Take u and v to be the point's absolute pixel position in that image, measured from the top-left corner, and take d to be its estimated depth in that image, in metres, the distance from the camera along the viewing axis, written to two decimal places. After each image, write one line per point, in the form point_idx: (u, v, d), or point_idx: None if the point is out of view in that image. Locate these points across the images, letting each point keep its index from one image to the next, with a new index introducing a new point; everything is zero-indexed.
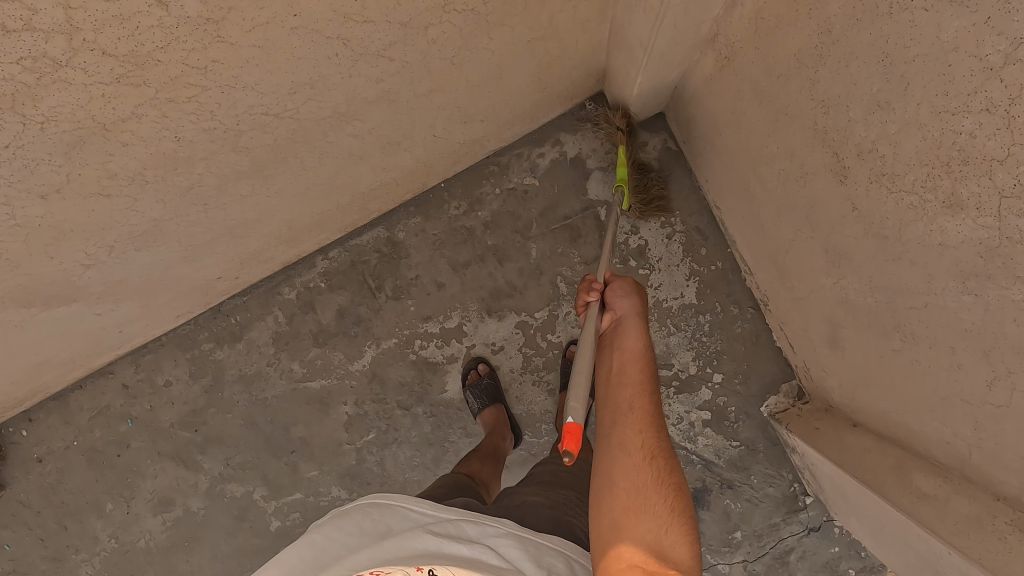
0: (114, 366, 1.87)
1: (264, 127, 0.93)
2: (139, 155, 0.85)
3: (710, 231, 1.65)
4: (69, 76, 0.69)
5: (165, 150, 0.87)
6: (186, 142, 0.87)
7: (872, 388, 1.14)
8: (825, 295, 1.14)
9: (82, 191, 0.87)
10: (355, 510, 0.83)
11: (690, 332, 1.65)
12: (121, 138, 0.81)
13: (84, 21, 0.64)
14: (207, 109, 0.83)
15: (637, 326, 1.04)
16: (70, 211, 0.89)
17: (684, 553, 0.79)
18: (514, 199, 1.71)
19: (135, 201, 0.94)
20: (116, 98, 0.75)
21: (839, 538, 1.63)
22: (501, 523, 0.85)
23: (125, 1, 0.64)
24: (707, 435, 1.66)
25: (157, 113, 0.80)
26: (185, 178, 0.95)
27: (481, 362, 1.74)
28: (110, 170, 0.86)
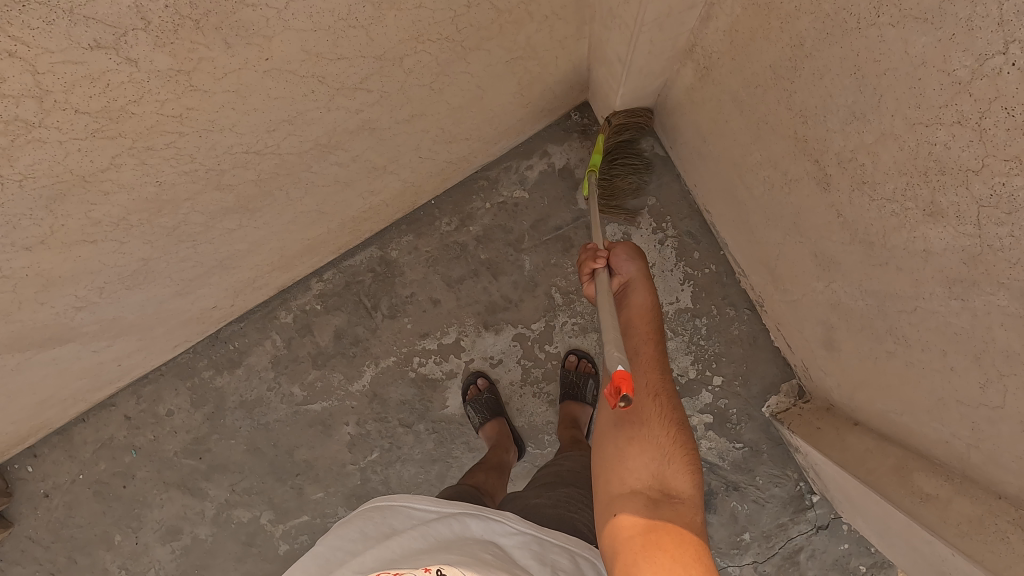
0: (115, 398, 1.88)
1: (246, 164, 0.93)
2: (122, 202, 0.86)
3: (702, 234, 1.65)
4: (44, 136, 0.70)
5: (147, 194, 0.87)
6: (168, 185, 0.88)
7: (870, 389, 1.14)
8: (818, 298, 1.14)
9: (68, 239, 0.87)
10: (358, 517, 0.83)
11: (688, 336, 1.65)
12: (101, 188, 0.81)
13: (53, 84, 0.64)
14: (187, 153, 0.84)
15: (646, 285, 1.03)
16: (57, 259, 0.89)
17: (679, 543, 0.74)
18: (505, 213, 1.71)
19: (122, 244, 0.94)
20: (94, 151, 0.75)
21: (848, 535, 1.62)
22: (507, 515, 0.84)
23: (93, 62, 0.65)
24: (710, 438, 1.65)
25: (136, 161, 0.80)
26: (171, 218, 0.95)
27: (480, 377, 1.73)
28: (94, 218, 0.86)
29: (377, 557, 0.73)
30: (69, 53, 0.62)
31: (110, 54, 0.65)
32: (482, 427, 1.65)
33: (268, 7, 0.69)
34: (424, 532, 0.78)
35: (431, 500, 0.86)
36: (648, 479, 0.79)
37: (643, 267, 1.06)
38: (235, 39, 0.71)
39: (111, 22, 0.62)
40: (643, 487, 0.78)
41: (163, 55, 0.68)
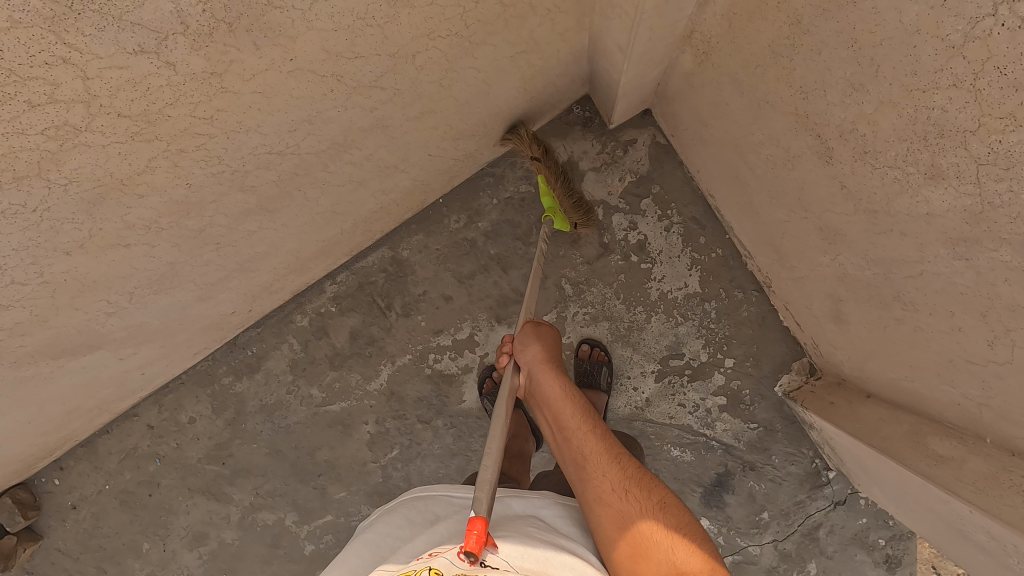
0: (138, 408, 1.91)
1: (268, 165, 0.96)
2: (154, 205, 0.89)
3: (707, 220, 1.67)
4: (90, 140, 0.73)
5: (177, 196, 0.90)
6: (196, 187, 0.91)
7: (880, 358, 1.17)
8: (825, 273, 1.17)
9: (104, 244, 0.90)
10: (401, 505, 0.88)
11: (698, 320, 1.68)
12: (137, 191, 0.85)
13: (101, 88, 0.68)
14: (214, 155, 0.87)
15: (548, 370, 1.07)
16: (93, 264, 0.93)
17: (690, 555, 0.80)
18: (512, 208, 1.75)
19: (152, 247, 0.98)
20: (132, 155, 0.79)
21: (866, 509, 1.64)
22: (541, 493, 0.94)
23: (136, 66, 0.68)
24: (724, 419, 1.68)
25: (169, 164, 0.84)
26: (197, 222, 0.99)
27: (495, 370, 1.77)
28: (128, 222, 0.90)
29: (428, 539, 0.78)
30: (114, 58, 0.65)
31: (151, 58, 0.68)
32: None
33: (294, 9, 0.72)
34: (470, 517, 0.85)
35: (469, 489, 0.93)
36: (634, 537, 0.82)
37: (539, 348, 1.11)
38: (262, 40, 0.74)
39: (154, 26, 0.65)
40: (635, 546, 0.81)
41: (198, 58, 0.71)
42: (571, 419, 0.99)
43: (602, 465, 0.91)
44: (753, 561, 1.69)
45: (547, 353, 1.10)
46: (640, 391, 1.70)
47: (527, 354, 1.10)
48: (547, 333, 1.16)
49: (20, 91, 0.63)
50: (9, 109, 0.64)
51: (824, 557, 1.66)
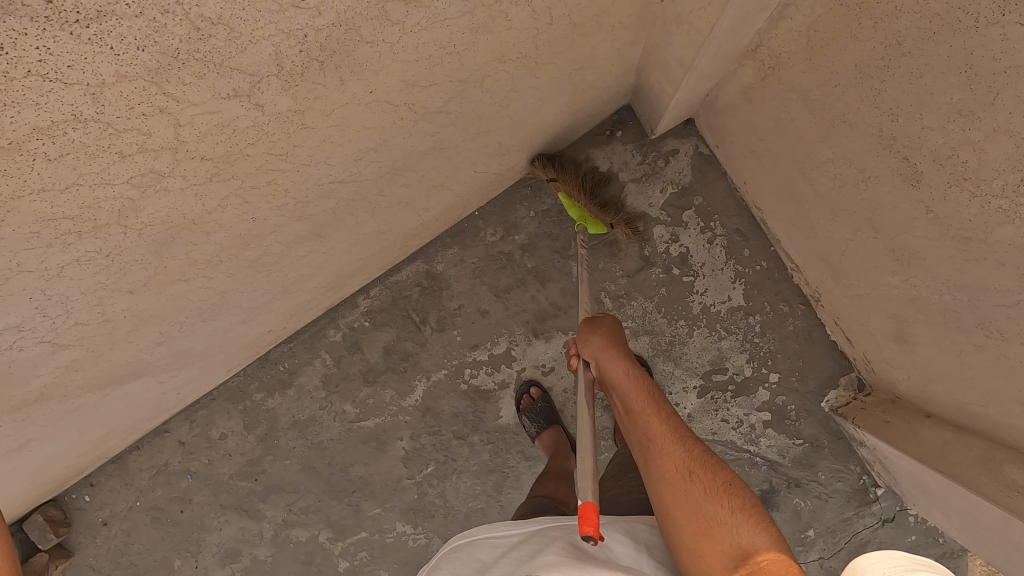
0: (169, 424, 1.89)
1: (329, 194, 0.93)
2: (218, 240, 0.86)
3: (751, 231, 1.63)
4: (171, 184, 0.70)
5: (241, 230, 0.87)
6: (260, 220, 0.88)
7: (949, 381, 1.13)
8: (891, 293, 1.13)
9: (165, 280, 0.87)
10: (445, 561, 0.84)
11: (742, 334, 1.64)
12: (205, 229, 0.82)
13: (190, 134, 0.65)
14: (281, 189, 0.84)
15: (611, 359, 1.03)
16: (151, 299, 0.90)
17: (764, 541, 0.78)
18: (550, 220, 1.71)
19: (208, 279, 0.95)
20: (206, 195, 0.76)
21: (915, 527, 1.61)
22: (588, 520, 0.88)
23: (226, 109, 0.64)
24: (769, 435, 1.64)
25: (239, 200, 0.80)
26: (254, 251, 0.96)
27: (533, 386, 1.73)
28: (191, 257, 0.86)
29: None
30: (207, 104, 0.62)
31: (242, 101, 0.65)
32: (539, 436, 1.67)
33: (383, 43, 0.69)
34: (516, 551, 0.79)
35: (511, 525, 0.88)
36: (726, 553, 0.77)
37: (598, 335, 1.07)
38: (348, 76, 0.70)
39: (250, 70, 0.61)
40: (729, 566, 0.76)
41: (285, 97, 0.68)
42: (637, 399, 0.97)
43: (685, 482, 0.84)
44: None
45: (617, 351, 1.04)
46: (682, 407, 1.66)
47: (588, 348, 1.06)
48: (610, 331, 1.07)
49: (113, 143, 0.60)
50: (99, 161, 0.61)
51: None
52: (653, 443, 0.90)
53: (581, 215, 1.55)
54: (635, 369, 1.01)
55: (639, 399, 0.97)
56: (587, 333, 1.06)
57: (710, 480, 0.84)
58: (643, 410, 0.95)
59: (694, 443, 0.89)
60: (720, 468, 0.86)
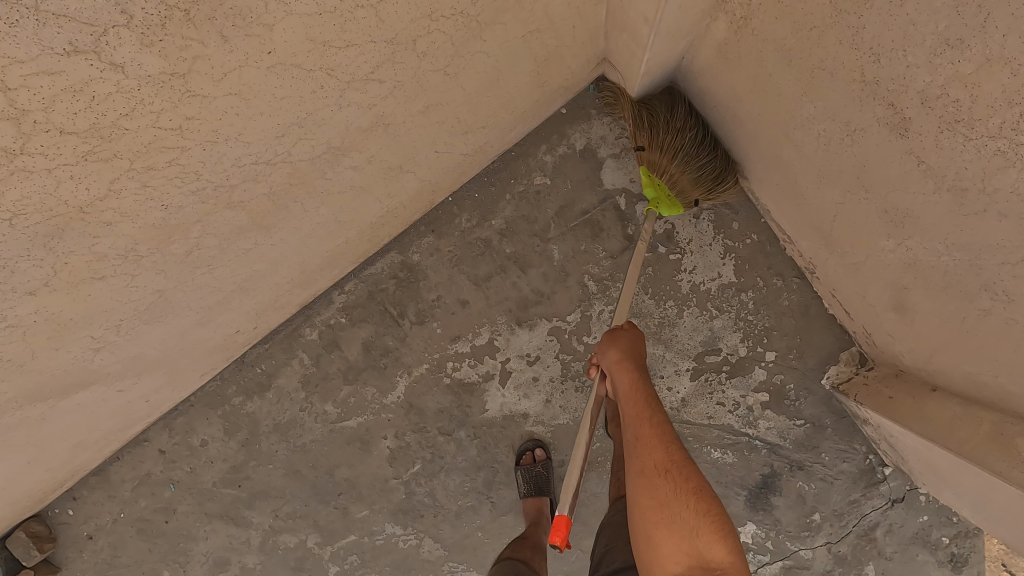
0: (148, 433, 1.83)
1: (258, 176, 0.85)
2: (127, 231, 0.79)
3: (740, 203, 1.54)
4: (30, 165, 0.63)
5: (153, 220, 0.80)
6: (175, 208, 0.81)
7: (953, 351, 1.05)
8: (887, 260, 1.04)
9: (74, 277, 0.80)
10: None
11: (735, 312, 1.56)
12: (104, 218, 0.75)
13: (29, 101, 0.57)
14: (192, 169, 0.76)
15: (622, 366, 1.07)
16: (64, 301, 0.83)
17: (723, 553, 0.80)
18: (528, 202, 1.62)
19: (133, 277, 0.87)
20: (88, 179, 0.69)
21: (927, 506, 1.54)
22: None
23: (72, 70, 0.57)
24: (768, 417, 1.57)
25: (137, 185, 0.74)
26: (183, 244, 0.88)
27: (535, 447, 1.68)
28: (99, 252, 0.80)
29: None
30: (41, 61, 0.55)
31: (90, 59, 0.57)
32: (528, 496, 1.65)
33: None
34: None
35: None
36: (682, 550, 0.82)
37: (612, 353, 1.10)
38: (233, 31, 0.63)
39: (86, 18, 0.54)
40: (684, 565, 0.80)
41: (152, 56, 0.61)
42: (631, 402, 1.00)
43: (659, 487, 0.87)
44: (805, 565, 1.60)
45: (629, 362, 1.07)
46: (675, 391, 1.60)
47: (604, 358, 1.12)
48: (625, 341, 1.10)
49: None
50: None
51: (882, 558, 1.57)
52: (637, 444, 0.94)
53: (657, 194, 1.34)
54: (636, 376, 1.04)
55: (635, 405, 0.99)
56: (603, 346, 1.10)
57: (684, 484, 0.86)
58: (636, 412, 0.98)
59: (678, 447, 0.91)
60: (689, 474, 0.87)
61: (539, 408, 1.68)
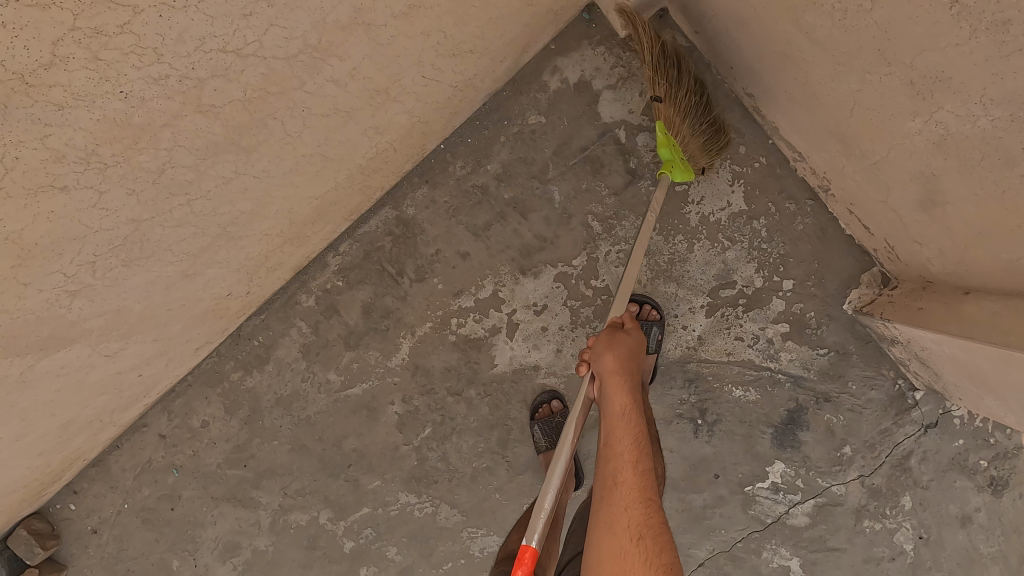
0: (146, 418, 1.75)
1: (227, 72, 0.78)
2: (83, 121, 0.70)
3: (745, 126, 1.47)
4: None
5: (115, 114, 0.72)
6: (136, 100, 0.72)
7: (991, 239, 0.98)
8: (914, 146, 0.98)
9: (32, 183, 0.72)
10: None
11: (748, 241, 1.49)
12: (50, 96, 0.65)
13: None
14: (149, 44, 0.68)
15: (620, 379, 1.17)
16: (26, 216, 0.75)
17: (669, 559, 0.99)
18: (524, 143, 1.55)
19: (100, 194, 0.80)
20: (26, 32, 0.58)
21: (962, 430, 1.47)
22: None
23: None
24: (790, 348, 1.50)
25: (87, 53, 0.64)
26: (151, 156, 0.81)
27: (554, 397, 1.61)
28: (56, 150, 0.71)
29: None
30: None
31: None
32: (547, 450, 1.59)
33: None
34: None
35: None
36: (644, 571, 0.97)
37: (613, 356, 1.19)
38: None
39: None
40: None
41: None
42: (620, 435, 1.14)
43: (624, 466, 1.10)
44: (838, 502, 1.53)
45: (622, 370, 1.18)
46: (691, 329, 1.53)
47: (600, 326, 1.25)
48: (626, 346, 1.21)
49: None
50: None
51: (919, 487, 1.50)
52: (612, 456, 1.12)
53: (672, 155, 1.31)
54: (627, 391, 1.17)
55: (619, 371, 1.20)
56: (601, 347, 1.19)
57: (637, 447, 1.13)
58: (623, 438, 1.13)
59: (647, 447, 1.14)
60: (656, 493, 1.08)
61: (550, 358, 1.61)
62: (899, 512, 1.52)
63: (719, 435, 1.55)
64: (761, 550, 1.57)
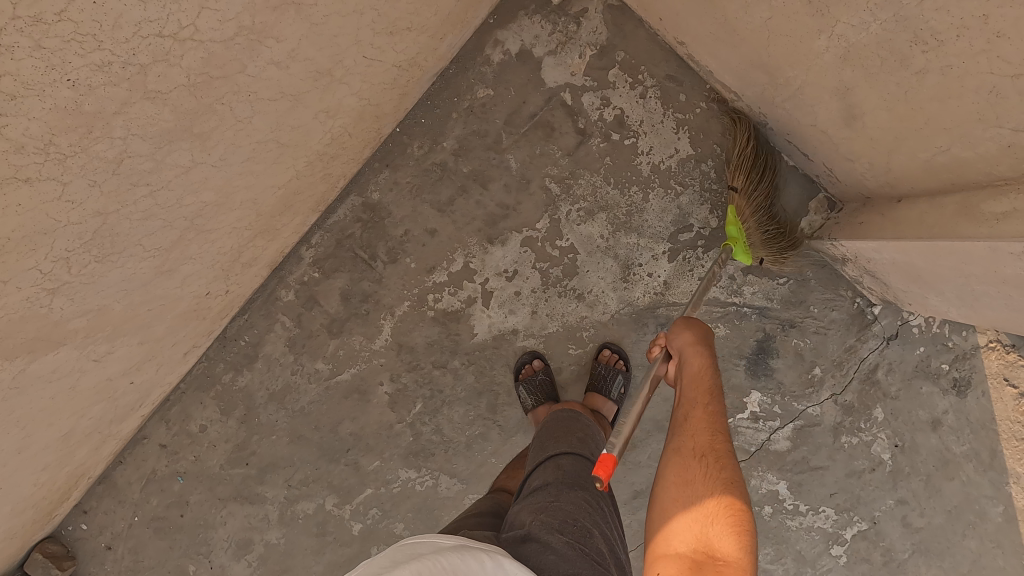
0: (145, 430, 1.79)
1: (168, 57, 0.84)
2: (37, 112, 0.75)
3: (682, 75, 1.54)
4: None
5: (66, 103, 0.78)
6: (85, 87, 0.78)
7: (907, 143, 1.06)
8: (826, 63, 1.05)
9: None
10: (385, 557, 0.73)
11: (699, 183, 1.56)
12: (5, 90, 0.70)
13: None
14: (89, 32, 0.73)
15: (695, 350, 1.14)
16: None
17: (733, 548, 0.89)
18: (476, 117, 1.61)
19: (64, 184, 0.86)
20: None
21: (921, 338, 1.55)
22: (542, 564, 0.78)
23: None
24: (751, 282, 1.57)
25: (32, 43, 0.69)
26: (108, 145, 0.87)
27: (536, 357, 1.67)
28: (15, 141, 0.76)
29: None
30: None
31: None
32: (536, 407, 1.63)
33: None
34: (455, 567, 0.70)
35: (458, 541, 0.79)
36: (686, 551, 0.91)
37: (693, 333, 1.17)
38: None
39: None
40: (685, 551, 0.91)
41: None
42: (688, 390, 1.09)
43: (697, 434, 1.03)
44: (816, 423, 1.61)
45: (703, 347, 1.14)
46: (657, 276, 1.60)
47: (677, 342, 1.17)
48: (699, 325, 1.18)
49: None
50: None
51: (888, 398, 1.58)
52: (687, 426, 1.05)
53: None
54: (706, 360, 1.12)
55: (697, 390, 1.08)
56: (679, 326, 1.17)
57: (716, 471, 0.98)
58: (695, 394, 1.07)
59: (723, 443, 1.01)
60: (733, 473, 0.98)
61: (527, 321, 1.67)
62: (873, 424, 1.59)
63: None
64: (750, 478, 1.64)
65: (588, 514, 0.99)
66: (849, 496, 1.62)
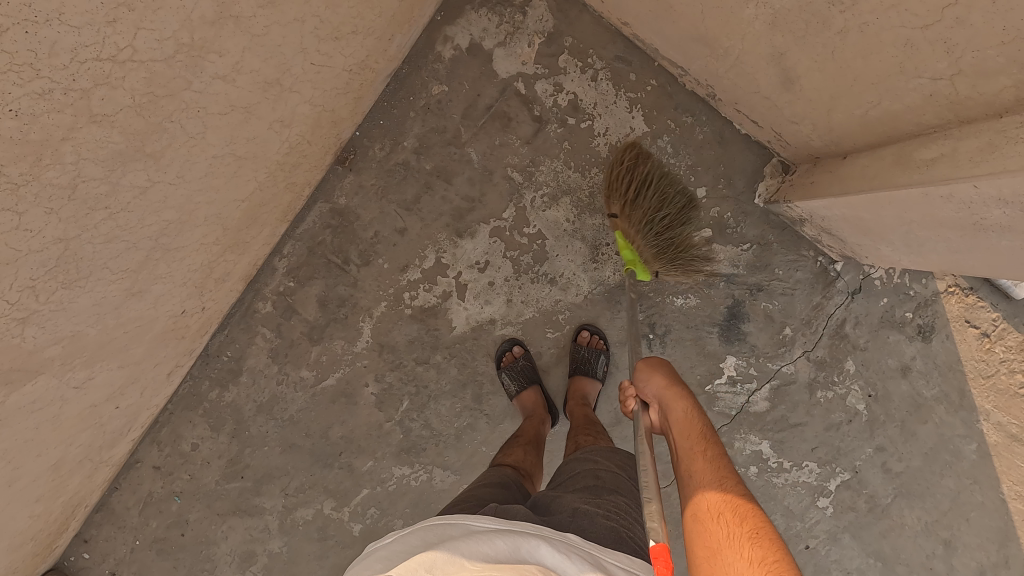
0: (138, 454, 1.80)
1: (111, 79, 0.86)
2: None
3: (630, 54, 1.57)
4: None
5: (14, 135, 0.79)
6: (29, 117, 0.80)
7: (842, 101, 1.10)
8: (757, 30, 1.10)
9: None
10: (421, 527, 0.80)
11: (657, 159, 1.59)
12: None
13: None
14: (24, 62, 0.75)
15: (675, 393, 1.09)
16: None
17: None
18: (433, 114, 1.63)
19: (21, 216, 0.87)
20: None
21: (883, 289, 1.60)
22: (567, 536, 0.81)
23: None
24: (717, 250, 1.61)
25: None
26: (60, 172, 0.88)
27: (515, 344, 1.71)
28: None
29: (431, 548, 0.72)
30: None
31: None
32: (520, 393, 1.67)
33: None
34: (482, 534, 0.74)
35: (490, 516, 0.83)
36: None
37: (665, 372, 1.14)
38: None
39: None
40: None
41: None
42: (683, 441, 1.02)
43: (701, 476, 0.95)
44: (791, 381, 1.65)
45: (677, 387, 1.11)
46: None
47: (674, 414, 1.07)
48: (667, 371, 1.15)
49: None
50: None
51: (858, 350, 1.63)
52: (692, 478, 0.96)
53: None
54: (687, 404, 1.07)
55: (690, 439, 1.02)
56: (647, 373, 1.14)
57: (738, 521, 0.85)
58: (691, 445, 1.00)
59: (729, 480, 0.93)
60: (742, 508, 0.87)
61: (503, 310, 1.70)
62: (846, 376, 1.64)
63: (672, 344, 1.66)
64: (733, 441, 1.69)
65: (627, 512, 1.01)
66: (830, 449, 1.67)
